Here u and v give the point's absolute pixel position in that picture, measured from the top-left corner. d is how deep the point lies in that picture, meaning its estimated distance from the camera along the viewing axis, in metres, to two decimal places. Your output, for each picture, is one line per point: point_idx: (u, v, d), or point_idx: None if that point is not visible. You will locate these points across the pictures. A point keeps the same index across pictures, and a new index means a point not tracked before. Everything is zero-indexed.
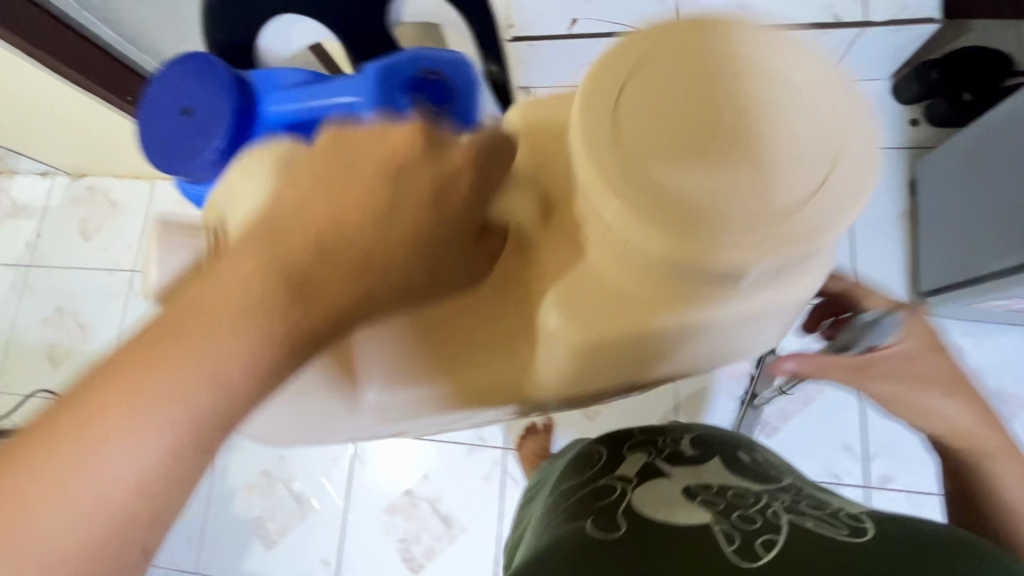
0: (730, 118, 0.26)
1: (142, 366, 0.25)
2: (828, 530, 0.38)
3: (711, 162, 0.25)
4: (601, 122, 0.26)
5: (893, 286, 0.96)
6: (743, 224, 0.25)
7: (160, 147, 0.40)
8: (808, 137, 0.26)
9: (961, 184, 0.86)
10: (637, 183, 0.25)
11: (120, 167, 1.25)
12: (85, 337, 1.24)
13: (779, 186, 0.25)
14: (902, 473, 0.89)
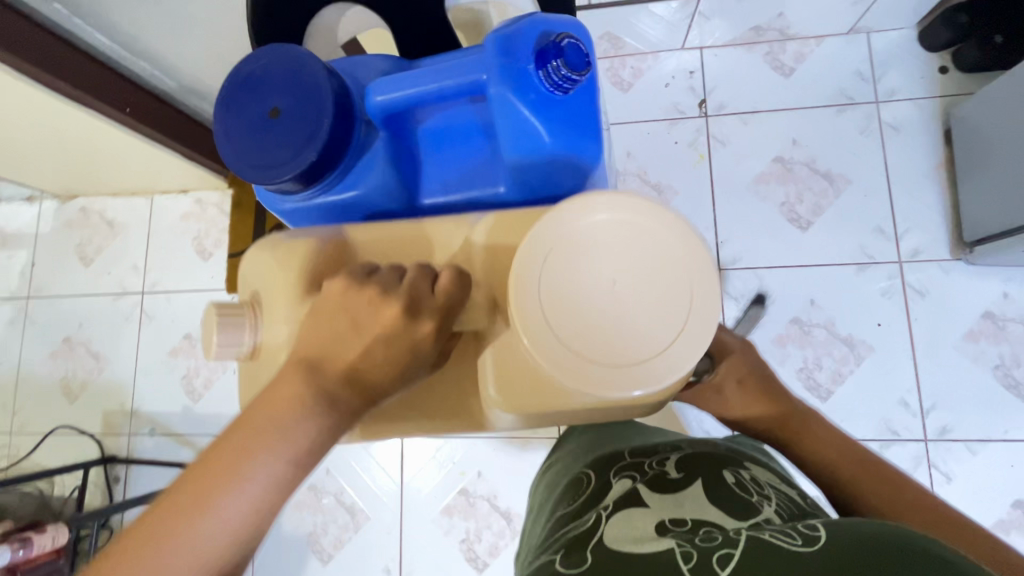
0: (609, 285, 0.36)
1: (230, 470, 0.37)
2: (783, 541, 0.33)
3: (581, 317, 0.35)
4: (526, 271, 0.37)
5: (936, 238, 0.95)
6: (599, 366, 0.35)
7: (257, 152, 0.45)
8: (661, 305, 0.36)
9: (1000, 129, 0.85)
10: (533, 325, 0.36)
11: (112, 185, 1.17)
12: (99, 367, 1.18)
13: (634, 342, 0.35)
14: (960, 423, 0.90)
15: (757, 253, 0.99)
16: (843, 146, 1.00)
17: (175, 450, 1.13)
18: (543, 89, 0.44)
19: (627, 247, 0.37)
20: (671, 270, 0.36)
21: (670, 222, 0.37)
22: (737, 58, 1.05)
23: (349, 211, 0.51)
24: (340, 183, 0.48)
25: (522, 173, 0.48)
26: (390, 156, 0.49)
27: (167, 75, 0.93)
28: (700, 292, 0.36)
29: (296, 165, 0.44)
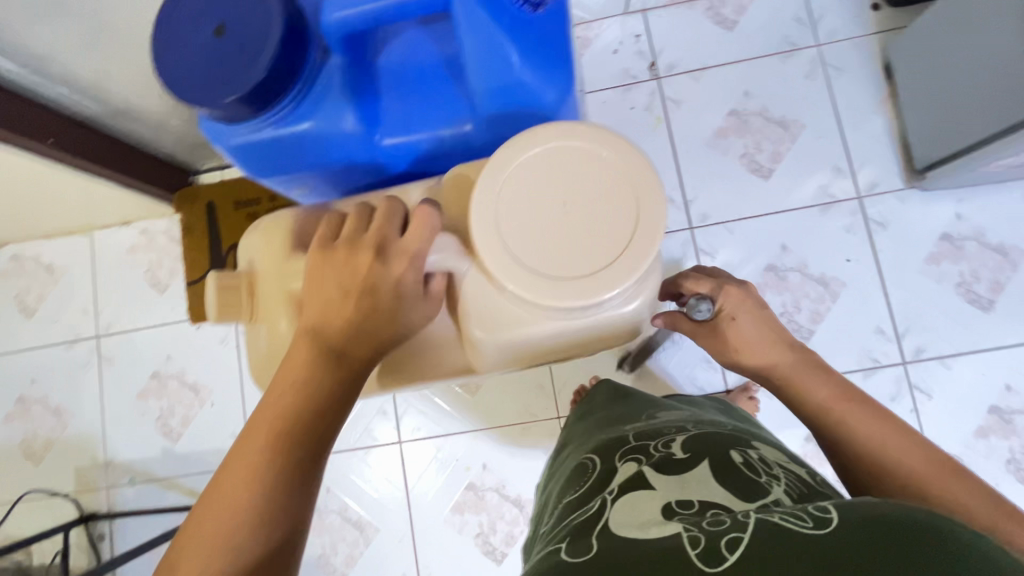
0: (567, 215, 0.46)
1: (269, 421, 0.44)
2: (794, 524, 0.33)
3: (538, 240, 0.46)
4: (495, 215, 0.47)
5: (889, 170, 0.99)
6: (549, 279, 0.46)
7: (203, 69, 0.47)
8: (605, 229, 0.46)
9: (937, 57, 0.89)
10: (494, 248, 0.46)
11: (43, 226, 1.08)
12: (61, 424, 1.10)
13: (594, 256, 0.46)
14: (932, 342, 0.94)
15: (725, 207, 1.01)
16: (792, 92, 1.02)
17: (161, 496, 1.06)
18: (512, 9, 0.48)
19: (577, 181, 0.47)
20: (618, 198, 0.46)
21: (613, 160, 0.47)
22: (679, 17, 1.05)
23: (305, 142, 0.53)
24: (294, 110, 0.50)
25: (486, 91, 0.52)
26: (346, 85, 0.52)
27: (90, 99, 0.86)
28: (644, 215, 0.46)
29: (241, 85, 0.46)
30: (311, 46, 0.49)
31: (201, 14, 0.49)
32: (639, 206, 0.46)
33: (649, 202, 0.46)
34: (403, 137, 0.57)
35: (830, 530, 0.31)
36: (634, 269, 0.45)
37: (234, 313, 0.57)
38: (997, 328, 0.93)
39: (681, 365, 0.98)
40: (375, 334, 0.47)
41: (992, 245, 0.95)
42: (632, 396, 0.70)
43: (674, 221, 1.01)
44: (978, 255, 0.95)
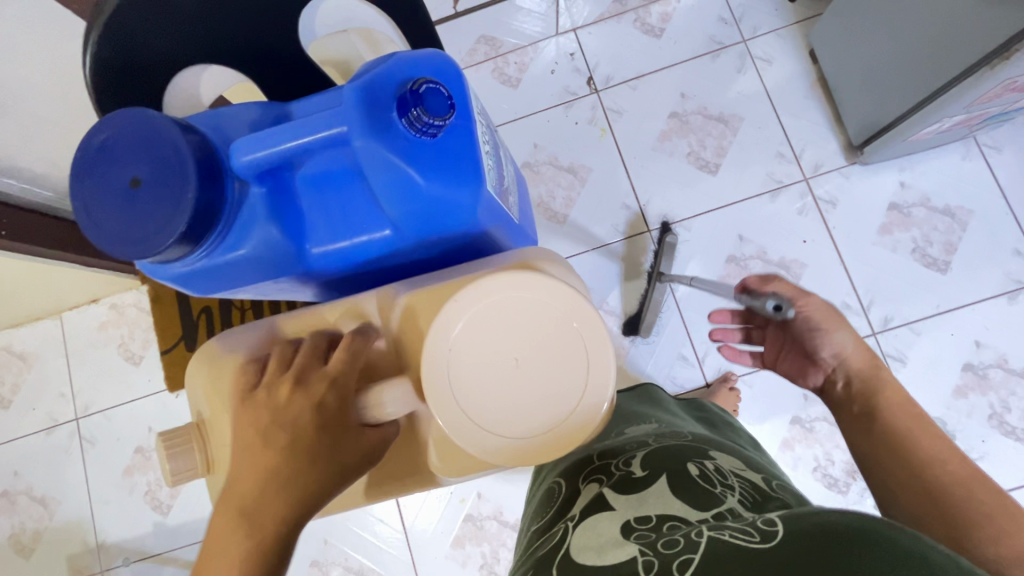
0: (517, 356, 0.40)
1: None
2: (742, 540, 0.35)
3: (475, 393, 0.40)
4: (433, 359, 0.41)
5: (831, 149, 1.02)
6: (488, 432, 0.40)
7: (122, 224, 0.42)
8: (553, 389, 0.39)
9: (855, 38, 0.93)
10: (436, 394, 0.40)
11: (11, 315, 1.08)
12: (49, 511, 1.08)
13: (550, 405, 0.39)
14: (899, 310, 0.96)
15: (679, 206, 1.03)
16: (726, 87, 1.05)
17: (158, 571, 1.04)
18: (409, 134, 0.45)
19: (530, 329, 0.40)
20: (568, 354, 0.40)
21: (566, 295, 0.40)
22: (608, 30, 1.09)
23: (240, 271, 0.49)
24: (221, 243, 0.46)
25: (402, 210, 0.47)
26: (270, 212, 0.47)
27: (39, 185, 0.87)
28: (593, 374, 0.40)
29: (170, 234, 0.41)
30: (228, 179, 0.44)
31: (116, 160, 0.42)
32: (590, 366, 0.40)
33: (602, 362, 0.40)
34: (333, 246, 0.50)
35: (773, 544, 0.34)
36: (582, 427, 0.40)
37: (189, 474, 0.45)
38: (956, 288, 0.95)
39: (659, 365, 0.99)
40: (309, 492, 0.38)
41: (939, 209, 0.98)
42: (611, 414, 0.69)
43: (634, 227, 1.03)
44: (927, 220, 0.98)
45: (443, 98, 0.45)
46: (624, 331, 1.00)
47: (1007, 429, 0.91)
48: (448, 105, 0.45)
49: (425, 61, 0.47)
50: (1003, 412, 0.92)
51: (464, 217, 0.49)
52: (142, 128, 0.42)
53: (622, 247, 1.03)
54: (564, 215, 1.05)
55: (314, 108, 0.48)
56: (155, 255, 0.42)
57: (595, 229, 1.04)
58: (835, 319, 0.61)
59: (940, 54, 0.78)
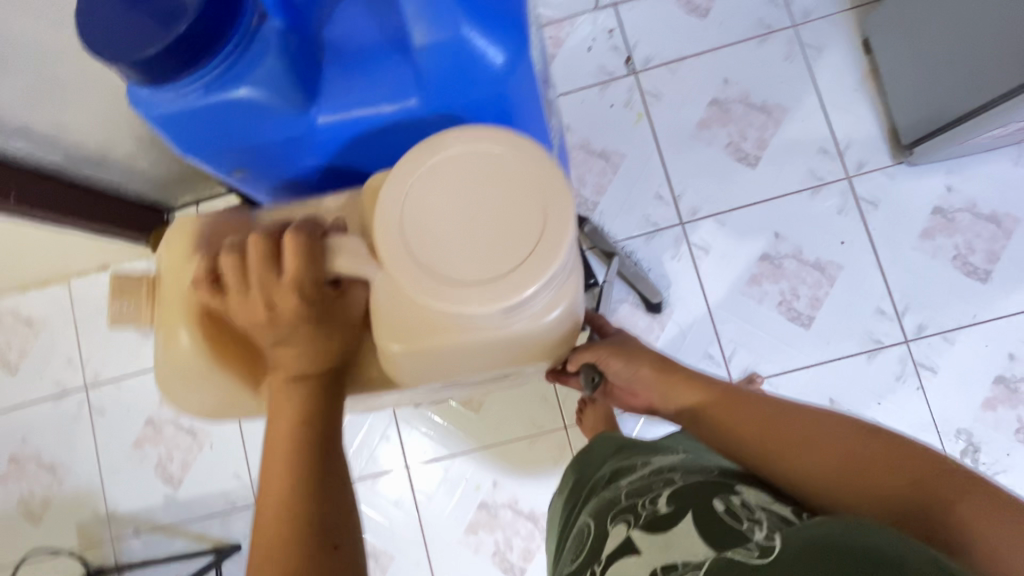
0: (478, 210, 0.41)
1: (270, 454, 0.45)
2: (742, 555, 0.37)
3: (429, 240, 0.41)
4: (400, 241, 0.41)
5: (877, 147, 0.97)
6: (450, 284, 0.40)
7: (121, 31, 0.45)
8: (505, 230, 0.40)
9: (915, 31, 0.87)
10: (393, 252, 0.41)
11: (17, 279, 1.05)
12: (58, 479, 1.07)
13: (518, 244, 0.40)
14: (934, 318, 0.94)
15: (714, 199, 0.99)
16: (772, 76, 1.00)
17: (168, 543, 1.04)
18: None
19: (481, 180, 0.42)
20: (519, 194, 0.41)
21: (518, 144, 0.42)
22: (651, 8, 1.03)
23: (242, 111, 0.49)
24: (227, 72, 0.47)
25: (431, 55, 0.48)
26: (283, 48, 0.49)
27: (49, 149, 0.81)
28: (551, 214, 0.41)
29: (166, 38, 0.44)
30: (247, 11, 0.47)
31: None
32: (545, 201, 0.41)
33: (557, 201, 0.41)
34: (346, 112, 0.52)
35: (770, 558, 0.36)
36: (537, 282, 0.40)
37: (133, 314, 0.53)
38: (995, 299, 0.93)
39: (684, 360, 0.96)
40: (313, 343, 0.47)
41: (985, 215, 0.94)
42: (624, 443, 0.64)
43: (665, 219, 0.99)
44: (971, 227, 0.94)
45: None
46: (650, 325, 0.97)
47: None
48: None
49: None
50: None
51: (493, 78, 0.50)
52: None
53: (650, 240, 0.99)
54: (593, 202, 1.01)
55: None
56: (150, 56, 0.44)
57: (624, 220, 1.00)
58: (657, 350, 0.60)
59: (1008, 58, 0.73)
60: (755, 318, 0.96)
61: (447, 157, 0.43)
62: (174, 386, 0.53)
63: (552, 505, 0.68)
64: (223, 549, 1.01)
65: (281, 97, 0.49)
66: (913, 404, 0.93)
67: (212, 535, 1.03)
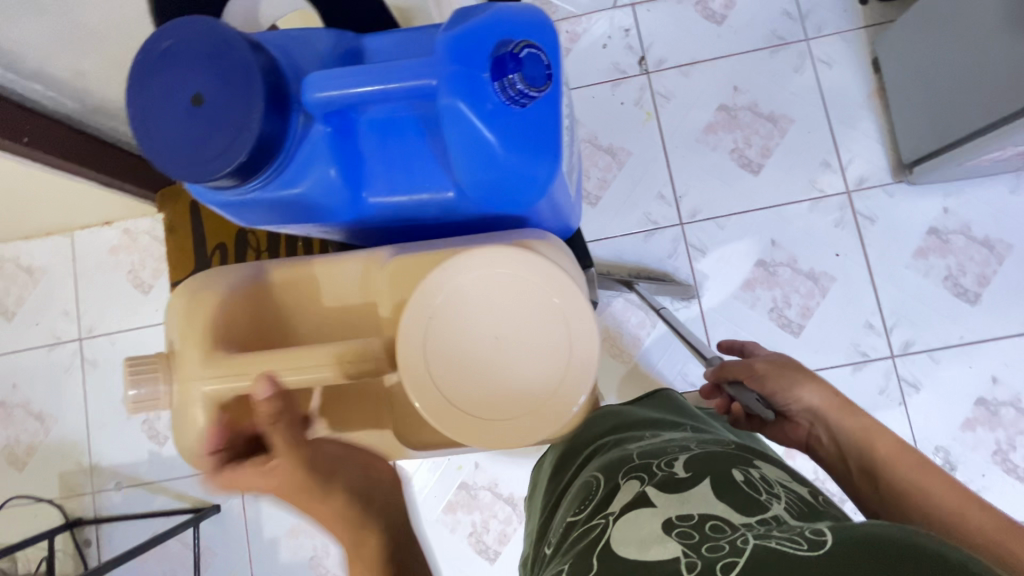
0: (502, 335, 0.43)
1: None
2: (787, 547, 0.32)
3: (461, 357, 0.43)
4: (424, 376, 0.43)
5: (878, 164, 0.99)
6: (497, 424, 0.43)
7: (178, 145, 0.41)
8: (538, 359, 0.43)
9: (924, 53, 0.89)
10: (425, 392, 0.43)
11: (21, 227, 1.06)
12: (45, 428, 1.07)
13: (547, 360, 0.43)
14: (921, 336, 0.95)
15: (713, 203, 1.00)
16: (781, 87, 1.02)
17: (148, 500, 1.05)
18: (497, 98, 0.43)
19: (522, 306, 0.44)
20: (543, 315, 0.44)
21: (529, 263, 0.44)
22: (667, 10, 1.04)
23: (293, 209, 0.49)
24: (280, 179, 0.46)
25: (477, 180, 0.47)
26: (331, 150, 0.46)
27: (65, 96, 0.83)
28: (576, 333, 0.44)
29: (227, 163, 0.41)
30: (294, 112, 0.43)
31: (170, 70, 0.41)
32: (567, 314, 0.44)
33: (577, 315, 0.44)
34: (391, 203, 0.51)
35: (823, 552, 0.31)
36: (580, 396, 0.43)
37: (152, 401, 0.45)
38: (982, 321, 0.94)
39: (672, 364, 0.97)
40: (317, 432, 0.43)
41: (979, 239, 0.96)
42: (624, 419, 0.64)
43: (665, 219, 1.01)
44: (965, 249, 0.96)
45: (541, 67, 0.42)
46: (643, 323, 0.98)
47: (1009, 465, 0.91)
48: (546, 74, 0.43)
49: (527, 16, 0.44)
50: (1008, 450, 0.92)
51: (538, 193, 0.48)
52: (209, 41, 0.41)
53: (649, 238, 1.01)
54: (595, 197, 1.02)
55: (389, 48, 0.49)
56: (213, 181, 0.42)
57: (625, 218, 1.01)
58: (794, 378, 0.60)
59: (1009, 83, 0.75)
60: (744, 321, 0.98)
61: (456, 286, 0.44)
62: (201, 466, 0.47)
63: (531, 494, 0.69)
64: (202, 510, 1.01)
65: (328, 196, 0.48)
66: (895, 418, 0.94)
67: (192, 495, 1.04)
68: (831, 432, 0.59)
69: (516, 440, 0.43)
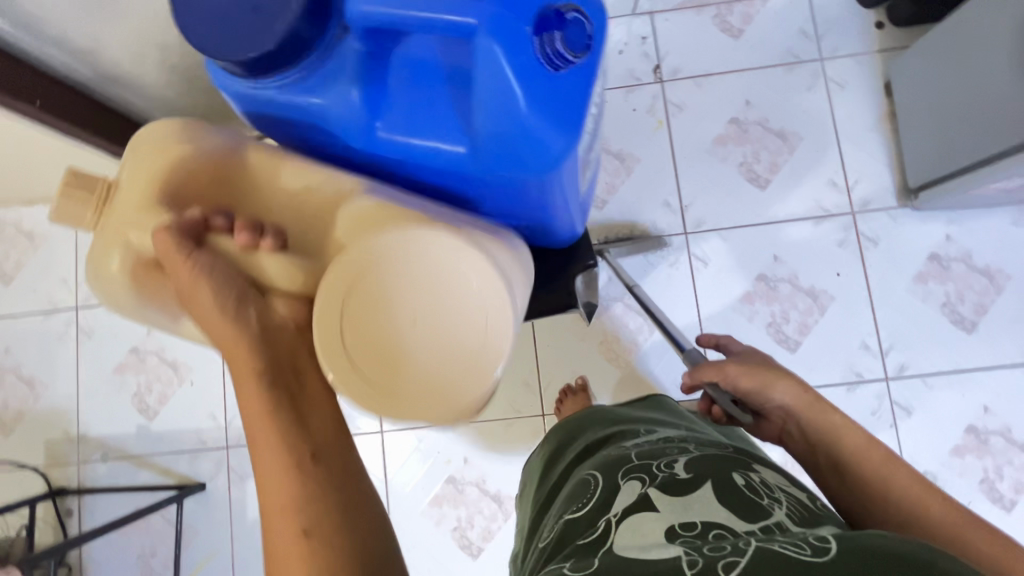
0: (421, 311, 0.44)
1: (248, 411, 0.48)
2: (791, 551, 0.33)
3: (373, 298, 0.44)
4: (333, 330, 0.44)
5: (884, 187, 1.00)
6: (388, 384, 0.44)
7: (212, 21, 0.43)
8: (451, 339, 0.44)
9: (936, 78, 0.90)
10: (331, 340, 0.44)
11: (25, 192, 1.05)
12: (35, 395, 1.07)
13: (458, 350, 0.44)
14: (915, 360, 0.95)
15: (716, 215, 1.01)
16: (793, 104, 1.02)
17: (133, 474, 1.04)
18: (535, 56, 0.44)
19: (453, 288, 0.44)
20: (468, 302, 0.44)
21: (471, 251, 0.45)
22: (686, 21, 1.05)
23: (303, 117, 0.49)
24: (300, 85, 0.47)
25: (490, 132, 0.46)
26: (359, 70, 0.47)
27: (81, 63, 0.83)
28: (495, 329, 0.44)
29: (251, 52, 0.43)
30: (333, 25, 0.45)
31: None
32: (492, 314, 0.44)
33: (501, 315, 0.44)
34: (401, 137, 0.49)
35: (828, 560, 0.31)
36: (480, 385, 0.44)
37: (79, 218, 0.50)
38: (976, 349, 0.95)
39: (667, 371, 0.98)
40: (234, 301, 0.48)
41: (978, 268, 0.96)
42: (620, 420, 0.64)
43: (669, 227, 1.01)
44: (964, 277, 0.96)
45: (583, 33, 0.44)
46: (640, 329, 0.99)
47: (996, 494, 0.92)
48: (585, 43, 0.45)
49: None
50: (995, 479, 0.92)
51: (548, 164, 0.47)
52: None
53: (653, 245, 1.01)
54: (602, 200, 1.03)
55: None
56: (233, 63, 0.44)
57: (630, 223, 1.02)
58: (772, 381, 0.60)
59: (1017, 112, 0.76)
60: (741, 334, 0.98)
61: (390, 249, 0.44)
62: (107, 299, 0.53)
63: (521, 494, 0.68)
64: (187, 487, 1.01)
65: (337, 114, 0.48)
66: (885, 441, 0.94)
67: (178, 472, 1.03)
68: (795, 426, 0.60)
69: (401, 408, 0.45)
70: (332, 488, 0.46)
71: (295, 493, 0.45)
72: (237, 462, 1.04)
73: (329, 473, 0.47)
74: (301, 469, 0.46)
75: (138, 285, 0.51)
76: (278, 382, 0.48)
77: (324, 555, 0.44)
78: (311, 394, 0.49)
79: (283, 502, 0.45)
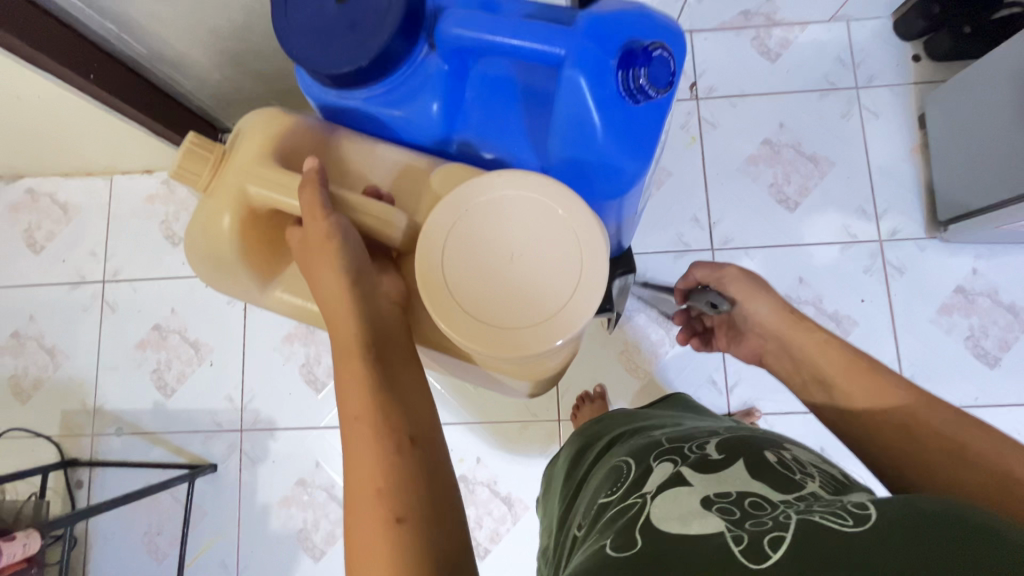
0: (516, 256, 0.46)
1: (347, 383, 0.46)
2: (831, 522, 0.32)
3: (472, 238, 0.47)
4: (432, 270, 0.47)
5: (912, 218, 1.00)
6: (478, 322, 0.45)
7: (317, 33, 0.51)
8: (542, 279, 0.46)
9: (971, 112, 0.91)
10: (430, 280, 0.46)
11: (64, 163, 1.07)
12: (54, 363, 1.08)
13: (548, 293, 0.46)
14: (935, 391, 0.95)
15: (743, 233, 1.02)
16: (826, 130, 1.04)
17: (146, 450, 1.04)
18: (615, 87, 0.48)
19: (548, 231, 0.47)
20: (561, 245, 0.46)
21: (566, 198, 0.47)
22: (724, 41, 1.07)
23: (387, 122, 0.58)
24: (386, 98, 0.54)
25: (561, 149, 0.53)
26: (440, 85, 0.54)
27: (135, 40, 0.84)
28: (587, 274, 0.46)
29: (348, 63, 0.50)
30: (420, 42, 0.52)
31: None
32: (582, 259, 0.46)
33: (594, 257, 0.46)
34: (476, 145, 0.58)
35: (870, 527, 0.31)
36: (567, 331, 0.45)
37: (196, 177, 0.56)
38: (998, 384, 0.95)
39: (686, 385, 0.98)
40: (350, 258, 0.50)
41: (1004, 304, 0.96)
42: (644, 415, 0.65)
43: (696, 242, 1.02)
44: (989, 312, 0.97)
45: (667, 71, 0.47)
46: (661, 341, 0.99)
47: None
48: (668, 79, 0.48)
49: (666, 24, 0.50)
50: None
51: (613, 183, 0.54)
52: None
53: (679, 259, 1.02)
54: None
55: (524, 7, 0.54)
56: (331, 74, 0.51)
57: (657, 236, 1.02)
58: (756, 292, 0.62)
59: None
60: None
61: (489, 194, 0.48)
62: (202, 250, 0.58)
63: (543, 494, 0.69)
64: (198, 466, 1.01)
65: (419, 120, 0.56)
66: None
67: (190, 451, 1.04)
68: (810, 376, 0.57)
69: (490, 351, 0.46)
70: (428, 477, 0.42)
71: (385, 466, 0.41)
72: (250, 446, 1.04)
73: (426, 455, 0.43)
74: (397, 447, 0.42)
75: (241, 240, 0.57)
76: (381, 355, 0.48)
77: (410, 547, 0.38)
78: (410, 375, 0.48)
79: (377, 479, 0.40)
